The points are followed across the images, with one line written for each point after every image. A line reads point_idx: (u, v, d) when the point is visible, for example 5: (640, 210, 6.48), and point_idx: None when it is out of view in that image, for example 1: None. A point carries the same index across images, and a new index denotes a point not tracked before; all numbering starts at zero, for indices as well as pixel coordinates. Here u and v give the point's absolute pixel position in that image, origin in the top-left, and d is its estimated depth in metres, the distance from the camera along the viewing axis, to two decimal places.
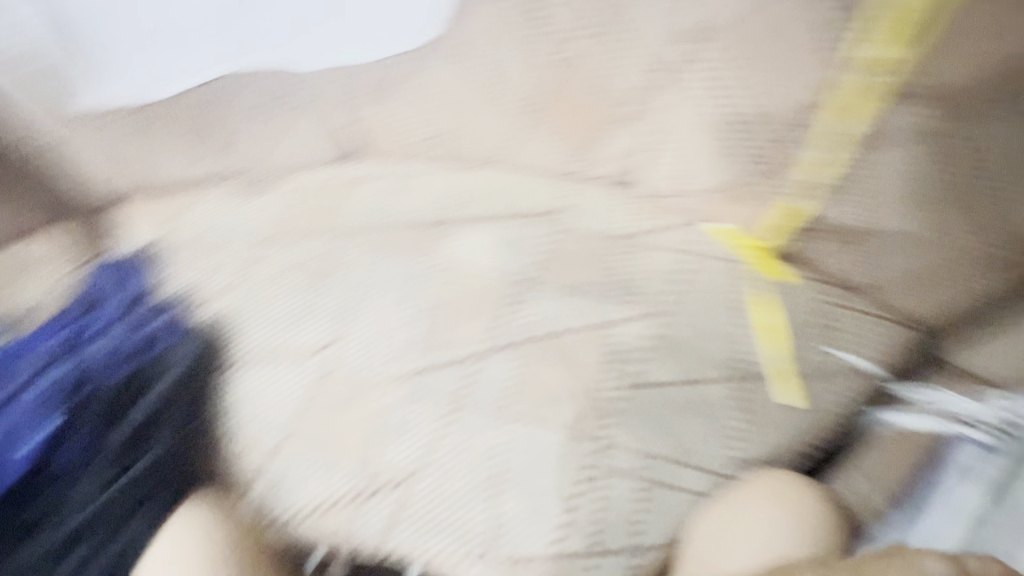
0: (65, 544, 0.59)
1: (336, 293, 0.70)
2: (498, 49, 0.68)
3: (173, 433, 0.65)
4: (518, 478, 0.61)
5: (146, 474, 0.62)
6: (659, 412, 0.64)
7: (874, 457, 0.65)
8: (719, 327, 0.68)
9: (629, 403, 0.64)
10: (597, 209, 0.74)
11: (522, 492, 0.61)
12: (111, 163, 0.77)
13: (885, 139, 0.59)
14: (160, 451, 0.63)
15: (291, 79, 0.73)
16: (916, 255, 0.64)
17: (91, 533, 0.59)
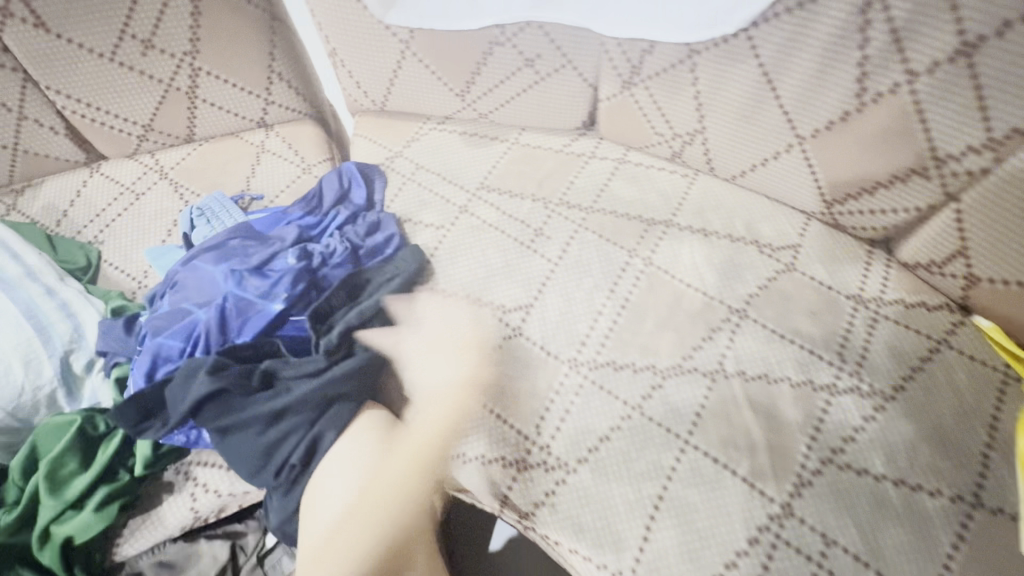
0: (271, 415, 0.58)
1: (541, 260, 0.71)
2: (787, 68, 0.60)
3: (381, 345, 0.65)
4: (679, 511, 0.56)
5: (353, 375, 0.61)
6: (856, 501, 0.54)
7: None
8: (956, 434, 0.57)
9: (822, 477, 0.56)
10: (838, 260, 0.67)
11: (683, 528, 0.55)
12: (369, 82, 0.82)
13: None
14: (371, 357, 0.63)
15: (553, 51, 0.72)
16: None
17: (295, 412, 0.58)
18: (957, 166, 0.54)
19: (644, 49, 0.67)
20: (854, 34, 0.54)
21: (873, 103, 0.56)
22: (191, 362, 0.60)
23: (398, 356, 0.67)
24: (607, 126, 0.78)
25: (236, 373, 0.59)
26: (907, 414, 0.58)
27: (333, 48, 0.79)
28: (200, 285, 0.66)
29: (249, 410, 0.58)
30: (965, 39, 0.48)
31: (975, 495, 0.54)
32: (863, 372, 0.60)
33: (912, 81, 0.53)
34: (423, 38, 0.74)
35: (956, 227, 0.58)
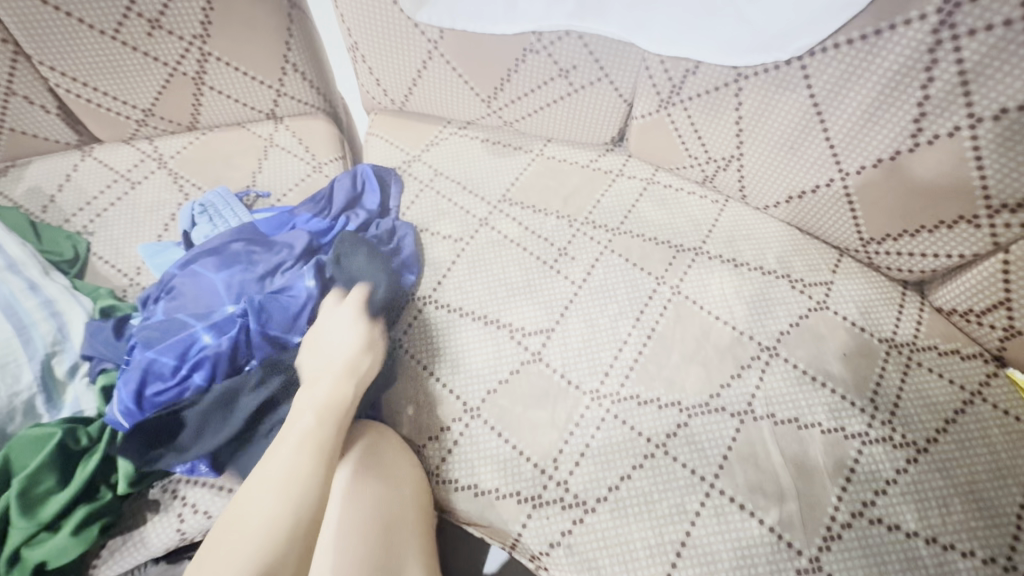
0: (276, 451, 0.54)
1: (563, 282, 0.67)
2: (837, 99, 0.57)
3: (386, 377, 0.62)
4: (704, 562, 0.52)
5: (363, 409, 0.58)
6: (888, 560, 0.51)
7: None
8: (997, 493, 0.53)
9: (853, 532, 0.52)
10: (873, 300, 0.65)
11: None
12: (390, 78, 0.78)
13: None
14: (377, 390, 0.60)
15: (588, 64, 0.69)
16: None
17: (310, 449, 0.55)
18: (1011, 218, 0.52)
19: (687, 69, 0.64)
20: (916, 73, 0.51)
21: (928, 145, 0.54)
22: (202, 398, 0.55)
23: (408, 373, 0.63)
24: (637, 144, 0.76)
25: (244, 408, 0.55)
26: (940, 470, 0.54)
27: (355, 42, 0.75)
28: (199, 294, 0.61)
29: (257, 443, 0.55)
30: None
31: (1011, 559, 0.51)
32: (897, 421, 0.57)
33: (974, 125, 0.50)
34: (452, 39, 0.70)
35: (1002, 277, 0.55)
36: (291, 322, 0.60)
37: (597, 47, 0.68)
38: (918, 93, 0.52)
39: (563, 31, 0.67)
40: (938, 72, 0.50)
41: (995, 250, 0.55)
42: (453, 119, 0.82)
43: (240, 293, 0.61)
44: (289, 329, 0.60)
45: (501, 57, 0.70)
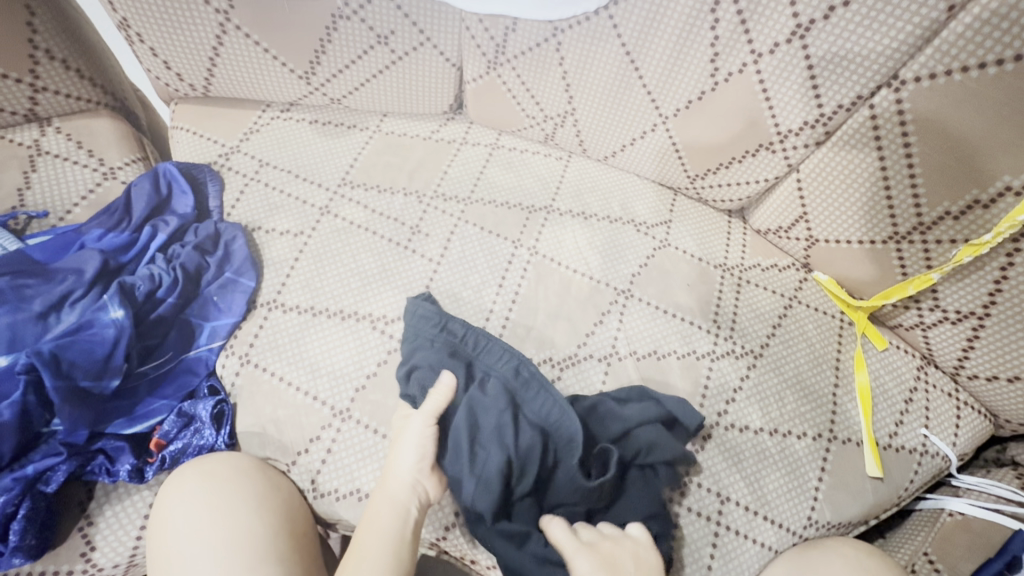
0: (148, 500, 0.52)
1: (417, 261, 0.65)
2: (643, 46, 0.60)
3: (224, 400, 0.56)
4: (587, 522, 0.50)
5: (206, 439, 0.54)
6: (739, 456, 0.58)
7: (926, 538, 0.61)
8: (815, 379, 0.62)
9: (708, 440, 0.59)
10: (706, 231, 0.71)
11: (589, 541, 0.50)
12: (184, 61, 0.67)
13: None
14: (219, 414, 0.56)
15: (407, 28, 0.65)
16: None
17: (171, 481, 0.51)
18: (796, 140, 0.59)
19: (507, 26, 0.64)
20: (705, 14, 0.56)
21: (725, 82, 0.59)
22: (52, 451, 0.50)
23: (263, 388, 0.57)
24: (476, 110, 0.74)
25: (105, 458, 0.51)
26: (774, 369, 0.62)
27: (123, 19, 0.63)
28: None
29: (126, 500, 0.52)
30: (799, 21, 0.52)
31: (831, 431, 0.60)
32: (736, 335, 0.64)
33: (756, 61, 0.56)
34: (245, 9, 0.62)
35: (798, 193, 0.63)
36: (102, 366, 0.51)
37: (408, 10, 0.64)
38: (709, 34, 0.57)
39: None
40: (721, 14, 0.55)
41: (790, 170, 0.63)
42: (272, 102, 0.73)
43: (16, 338, 0.51)
44: (103, 373, 0.51)
45: (309, 22, 0.64)
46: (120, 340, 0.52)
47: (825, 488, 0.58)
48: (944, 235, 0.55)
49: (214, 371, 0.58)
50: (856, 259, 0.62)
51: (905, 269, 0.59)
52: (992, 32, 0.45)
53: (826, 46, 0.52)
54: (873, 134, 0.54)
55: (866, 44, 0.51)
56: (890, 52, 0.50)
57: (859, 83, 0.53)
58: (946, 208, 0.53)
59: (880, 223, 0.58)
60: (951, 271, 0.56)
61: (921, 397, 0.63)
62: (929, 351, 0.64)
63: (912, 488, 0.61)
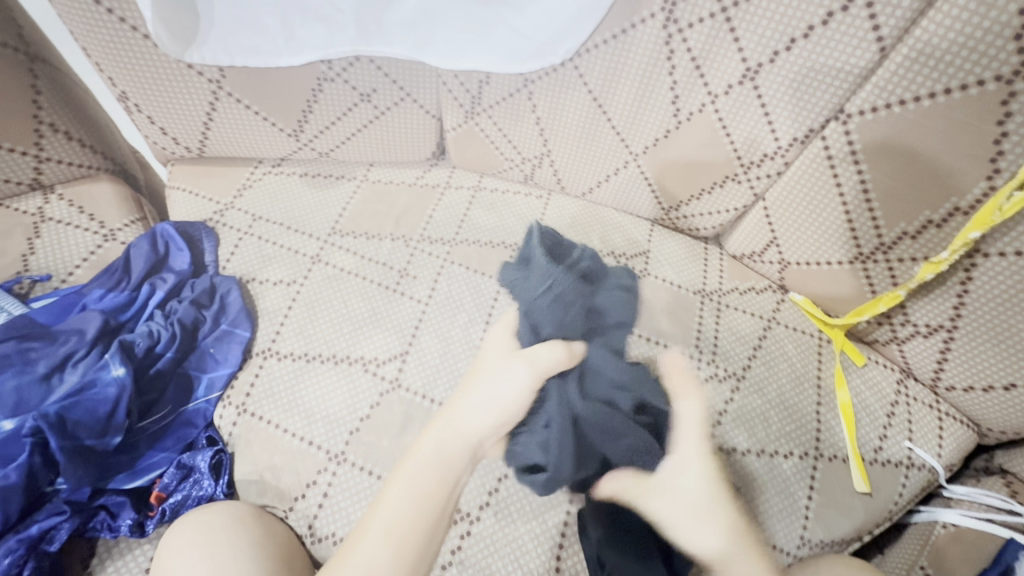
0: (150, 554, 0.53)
1: (406, 302, 0.67)
2: (608, 91, 0.64)
3: (219, 451, 0.58)
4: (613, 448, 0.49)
5: (204, 490, 0.56)
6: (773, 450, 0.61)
7: (920, 551, 0.62)
8: (797, 397, 0.64)
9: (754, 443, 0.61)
10: (683, 258, 0.74)
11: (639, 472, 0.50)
12: (181, 127, 0.71)
13: (982, 275, 0.54)
14: (216, 465, 0.57)
15: (388, 86, 0.69)
16: (1003, 393, 0.59)
17: (219, 487, 0.56)
18: (760, 171, 0.63)
19: (480, 80, 0.68)
20: (663, 61, 0.60)
21: (688, 121, 0.62)
22: (55, 509, 0.51)
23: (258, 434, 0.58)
24: (458, 156, 0.78)
25: (108, 513, 0.53)
26: (757, 391, 0.64)
27: (122, 92, 0.67)
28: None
29: (128, 555, 0.52)
30: (748, 65, 0.56)
31: (817, 448, 0.62)
32: (718, 359, 0.66)
33: (714, 101, 0.60)
34: (235, 77, 0.67)
35: (766, 220, 0.67)
36: (104, 425, 0.53)
37: (389, 72, 0.68)
38: (668, 79, 0.61)
39: (352, 57, 0.66)
40: (678, 61, 0.59)
41: (757, 199, 0.67)
42: (263, 158, 0.77)
43: (18, 400, 0.53)
44: (105, 432, 0.53)
45: (296, 86, 0.68)
46: (120, 400, 0.54)
47: (815, 505, 0.59)
48: (906, 253, 0.57)
49: (211, 422, 0.60)
50: (831, 278, 0.65)
51: (874, 287, 0.62)
52: (922, 69, 0.49)
53: (776, 85, 0.56)
54: (828, 165, 0.58)
55: (811, 86, 0.55)
56: (834, 90, 0.54)
57: (809, 118, 0.57)
58: (903, 229, 0.56)
59: (845, 245, 0.61)
60: (916, 287, 0.59)
61: (903, 410, 0.64)
62: (907, 364, 0.66)
63: (902, 501, 0.62)
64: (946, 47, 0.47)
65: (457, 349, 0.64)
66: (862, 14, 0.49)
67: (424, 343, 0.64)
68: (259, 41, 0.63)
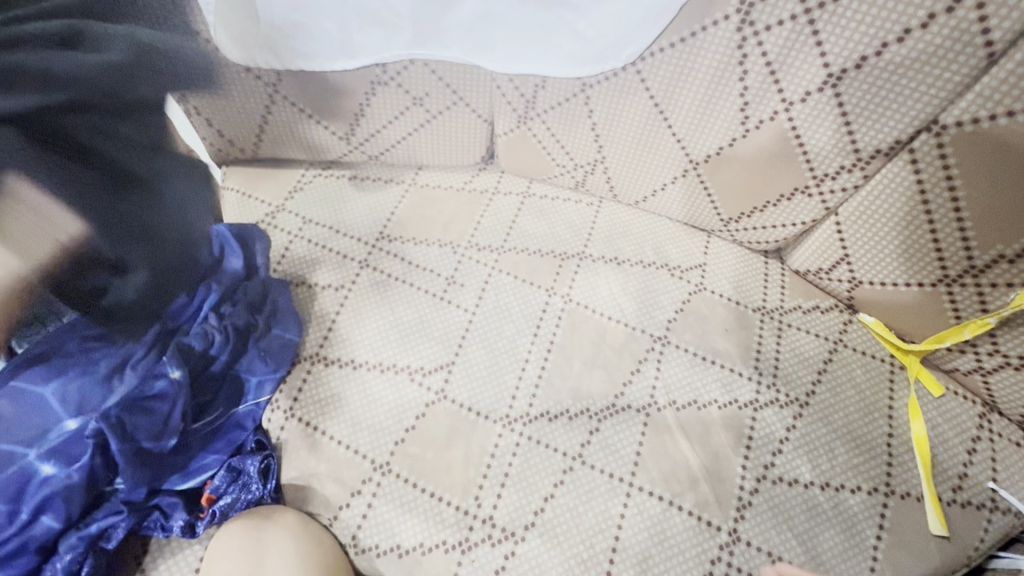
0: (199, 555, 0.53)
1: (452, 311, 0.66)
2: (671, 97, 0.61)
3: (265, 455, 0.58)
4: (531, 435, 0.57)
5: (253, 496, 0.56)
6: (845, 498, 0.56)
7: None
8: (868, 428, 0.60)
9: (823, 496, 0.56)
10: (743, 272, 0.70)
11: None
12: (236, 130, 0.72)
13: None
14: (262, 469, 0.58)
15: (442, 89, 0.68)
16: None
17: (265, 492, 0.56)
18: (833, 184, 0.58)
19: (536, 84, 0.66)
20: (733, 66, 0.56)
21: (757, 129, 0.59)
22: (111, 507, 0.52)
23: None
24: (507, 161, 0.76)
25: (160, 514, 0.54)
26: (822, 418, 0.60)
27: None
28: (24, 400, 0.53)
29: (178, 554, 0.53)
30: (830, 71, 0.52)
31: (888, 484, 0.57)
32: (779, 382, 0.62)
33: (788, 108, 0.56)
34: (292, 80, 0.67)
35: (837, 236, 0.62)
36: (161, 427, 0.55)
37: (444, 76, 0.67)
38: (738, 84, 0.57)
39: (407, 60, 0.65)
40: (750, 66, 0.56)
41: (828, 213, 0.62)
42: (314, 160, 0.77)
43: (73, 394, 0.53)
44: (162, 434, 0.55)
45: (351, 90, 0.68)
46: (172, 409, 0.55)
47: (885, 547, 0.55)
48: (999, 278, 0.53)
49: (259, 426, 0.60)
50: (909, 301, 0.60)
51: (959, 312, 0.57)
52: None
53: (860, 92, 0.52)
54: (915, 178, 0.53)
55: (900, 95, 0.50)
56: (925, 99, 0.50)
57: (896, 129, 0.52)
58: (1000, 251, 0.51)
59: (928, 267, 0.56)
60: (1010, 315, 0.54)
61: (986, 446, 0.59)
62: (991, 397, 0.60)
63: (983, 547, 0.56)
64: None
65: (503, 362, 0.63)
66: (970, 16, 0.45)
67: (470, 355, 0.63)
68: (318, 45, 0.63)
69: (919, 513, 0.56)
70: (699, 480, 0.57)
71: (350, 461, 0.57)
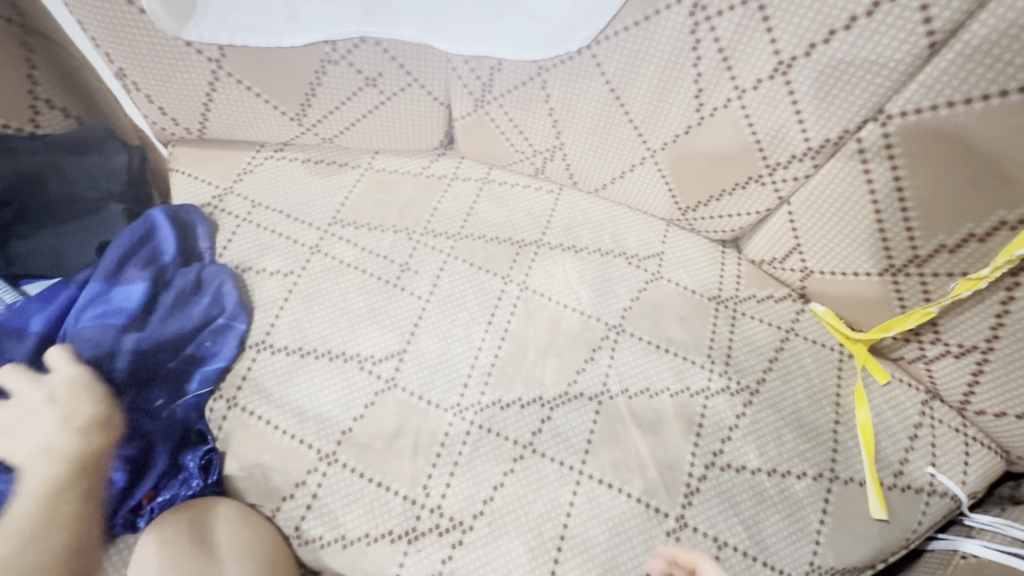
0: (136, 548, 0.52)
1: (405, 299, 0.65)
2: (627, 83, 0.60)
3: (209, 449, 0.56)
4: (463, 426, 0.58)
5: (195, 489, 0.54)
6: (791, 483, 0.57)
7: None
8: (815, 415, 0.61)
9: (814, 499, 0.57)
10: (700, 261, 0.70)
11: None
12: (180, 107, 0.69)
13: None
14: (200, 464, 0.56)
15: (395, 69, 0.66)
16: None
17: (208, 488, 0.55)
18: (786, 173, 0.59)
19: (492, 66, 0.64)
20: (686, 52, 0.56)
21: (711, 116, 0.58)
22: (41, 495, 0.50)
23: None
24: (467, 146, 0.74)
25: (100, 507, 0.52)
26: (771, 405, 0.61)
27: (120, 69, 0.65)
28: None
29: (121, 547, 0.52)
30: (780, 58, 0.52)
31: (833, 470, 0.58)
32: (730, 370, 0.62)
33: (741, 96, 0.56)
34: (237, 56, 0.64)
35: (790, 225, 0.63)
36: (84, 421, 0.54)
37: (396, 56, 0.65)
38: (692, 71, 0.57)
39: (357, 38, 0.63)
40: (703, 52, 0.55)
41: (781, 203, 0.62)
42: (265, 142, 0.74)
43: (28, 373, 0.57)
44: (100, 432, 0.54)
45: (300, 68, 0.65)
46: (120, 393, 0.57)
47: (827, 530, 0.56)
48: (941, 268, 0.53)
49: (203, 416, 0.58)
50: (856, 289, 0.61)
51: (903, 301, 0.58)
52: (976, 67, 0.45)
53: (810, 80, 0.52)
54: (862, 167, 0.54)
55: (847, 82, 0.50)
56: (871, 88, 0.50)
57: (844, 118, 0.52)
58: (941, 241, 0.52)
59: (874, 256, 0.57)
60: (950, 304, 0.55)
61: (927, 432, 0.60)
62: (933, 384, 0.62)
63: (921, 529, 0.58)
64: (1003, 45, 0.43)
65: (456, 351, 0.62)
66: (913, 5, 0.45)
67: (422, 343, 0.62)
68: (262, 19, 0.60)
69: (861, 497, 0.57)
70: (649, 468, 0.57)
71: (294, 452, 0.56)
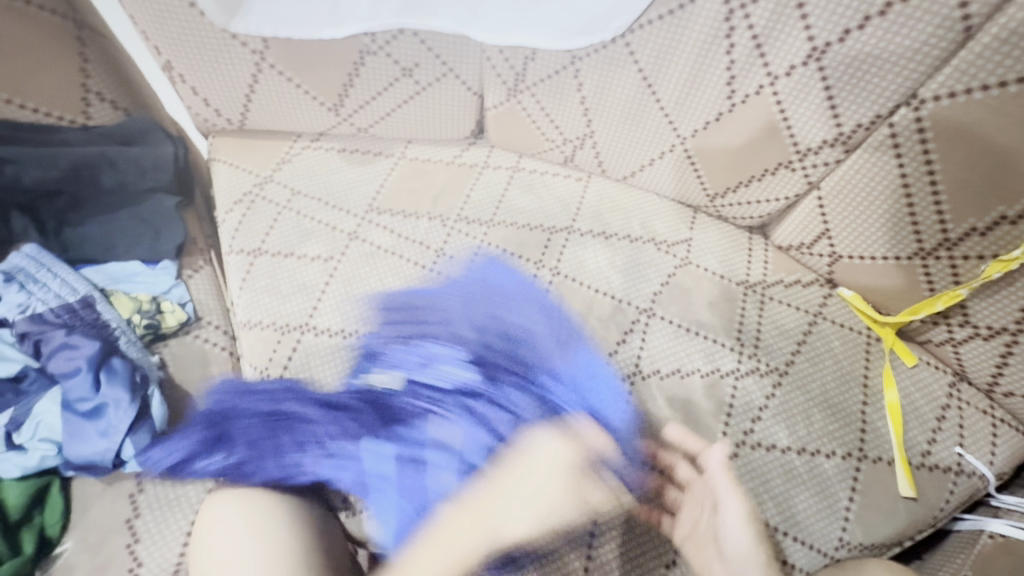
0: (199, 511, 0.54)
1: (442, 283, 0.67)
2: (659, 71, 0.62)
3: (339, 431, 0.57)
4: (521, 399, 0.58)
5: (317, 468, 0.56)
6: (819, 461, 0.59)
7: (962, 559, 0.59)
8: (843, 396, 0.62)
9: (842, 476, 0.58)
10: (727, 247, 0.71)
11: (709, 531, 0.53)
12: (222, 98, 0.71)
13: None
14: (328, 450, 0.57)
15: (431, 60, 0.68)
16: None
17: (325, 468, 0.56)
18: (816, 158, 0.60)
19: (526, 56, 0.66)
20: (720, 39, 0.57)
21: (743, 103, 0.60)
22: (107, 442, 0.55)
23: (194, 361, 0.65)
24: (498, 135, 0.76)
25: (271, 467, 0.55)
26: (800, 386, 0.62)
27: (166, 61, 0.67)
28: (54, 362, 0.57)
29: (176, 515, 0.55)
30: (814, 44, 0.53)
31: (861, 449, 0.60)
32: (760, 352, 0.64)
33: (773, 82, 0.57)
34: (279, 48, 0.66)
35: (818, 210, 0.64)
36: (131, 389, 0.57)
37: (432, 47, 0.67)
38: (725, 57, 0.58)
39: (396, 29, 0.65)
40: (737, 39, 0.56)
41: (810, 188, 0.63)
42: (303, 132, 0.77)
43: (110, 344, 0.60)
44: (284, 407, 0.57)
45: (339, 59, 0.67)
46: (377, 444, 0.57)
47: (856, 507, 0.57)
48: (971, 251, 0.54)
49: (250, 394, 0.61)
50: (885, 273, 0.62)
51: (932, 284, 0.59)
52: (1012, 51, 0.45)
53: (843, 66, 0.53)
54: (893, 151, 0.55)
55: (879, 67, 0.51)
56: (904, 74, 0.51)
57: (877, 103, 0.53)
58: (972, 224, 0.53)
59: (903, 239, 0.58)
60: (980, 287, 0.56)
61: (955, 414, 0.61)
62: (961, 367, 0.63)
63: (948, 507, 0.59)
64: None
65: None
66: None
67: (458, 326, 0.64)
68: (304, 11, 0.62)
69: (888, 474, 0.59)
70: (681, 446, 0.58)
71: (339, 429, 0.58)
